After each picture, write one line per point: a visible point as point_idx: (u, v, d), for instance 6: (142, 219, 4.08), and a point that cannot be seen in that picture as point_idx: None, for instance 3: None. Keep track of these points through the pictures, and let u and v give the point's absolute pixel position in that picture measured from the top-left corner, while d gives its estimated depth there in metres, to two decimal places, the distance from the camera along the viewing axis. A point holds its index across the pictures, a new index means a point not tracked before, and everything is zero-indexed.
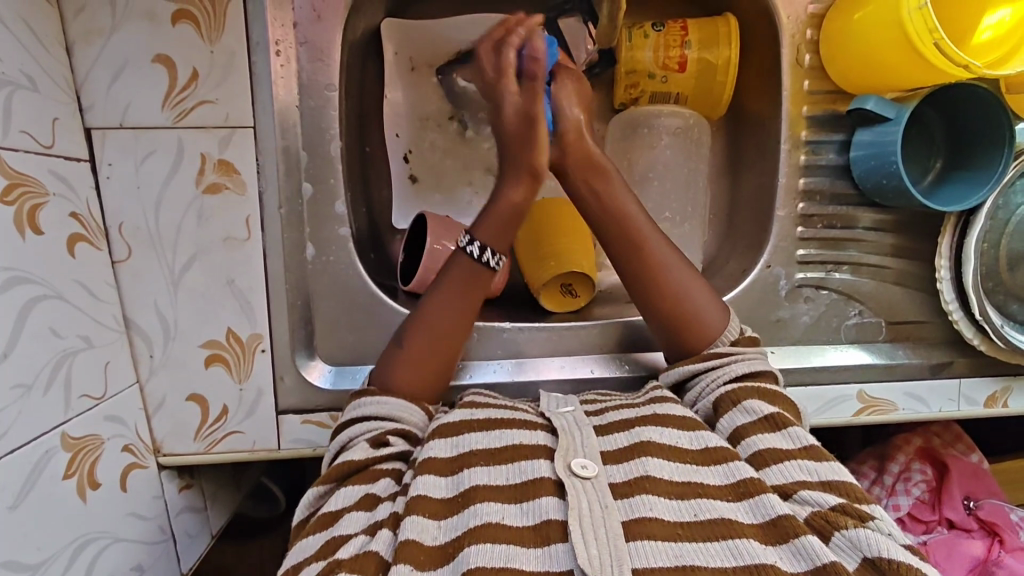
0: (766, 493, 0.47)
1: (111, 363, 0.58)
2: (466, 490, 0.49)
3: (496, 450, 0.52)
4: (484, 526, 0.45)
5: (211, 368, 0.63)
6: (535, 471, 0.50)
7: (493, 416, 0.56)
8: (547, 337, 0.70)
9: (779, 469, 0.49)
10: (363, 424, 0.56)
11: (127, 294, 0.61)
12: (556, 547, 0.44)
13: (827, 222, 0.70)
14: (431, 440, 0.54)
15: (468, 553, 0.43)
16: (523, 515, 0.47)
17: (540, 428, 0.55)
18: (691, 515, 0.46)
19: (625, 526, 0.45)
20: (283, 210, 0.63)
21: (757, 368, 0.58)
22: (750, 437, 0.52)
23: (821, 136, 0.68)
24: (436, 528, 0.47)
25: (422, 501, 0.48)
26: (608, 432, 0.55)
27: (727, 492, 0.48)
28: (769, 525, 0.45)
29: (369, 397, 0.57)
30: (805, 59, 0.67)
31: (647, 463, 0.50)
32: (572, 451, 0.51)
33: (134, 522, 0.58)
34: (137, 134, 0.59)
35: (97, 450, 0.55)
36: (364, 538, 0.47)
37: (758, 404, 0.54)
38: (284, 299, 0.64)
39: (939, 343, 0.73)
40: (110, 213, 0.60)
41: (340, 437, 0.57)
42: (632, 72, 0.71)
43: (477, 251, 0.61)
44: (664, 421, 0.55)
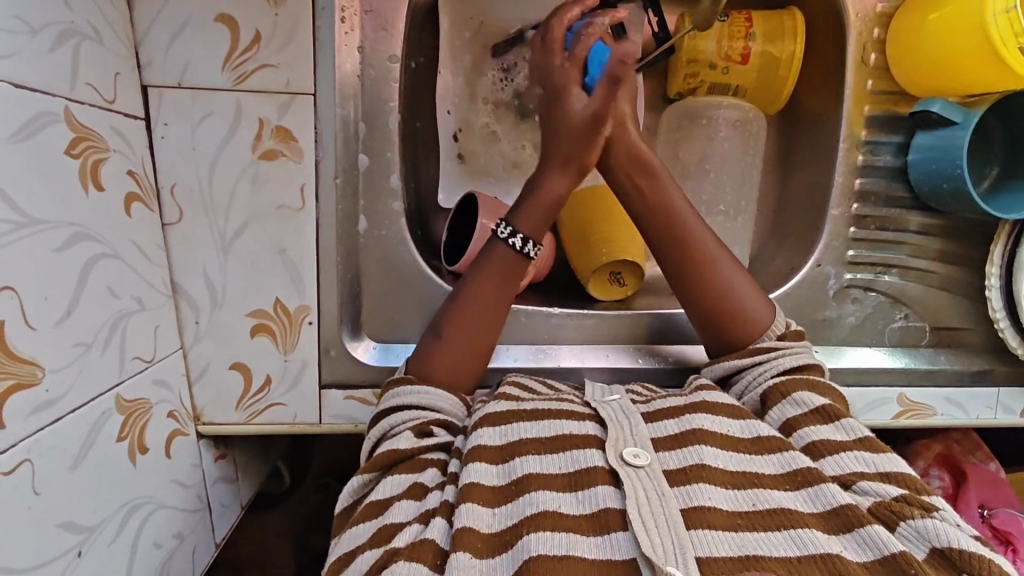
0: (826, 482, 0.47)
1: (160, 327, 0.57)
2: (520, 479, 0.49)
3: (548, 441, 0.52)
4: (543, 515, 0.45)
5: (256, 338, 0.62)
6: (588, 460, 0.50)
7: (542, 406, 0.56)
8: (592, 325, 0.70)
9: (835, 459, 0.49)
10: (405, 412, 0.56)
11: (176, 258, 0.60)
12: (617, 535, 0.44)
13: (880, 223, 0.69)
14: (480, 428, 0.53)
15: (526, 543, 0.43)
16: (579, 504, 0.47)
17: (587, 418, 0.55)
18: (749, 505, 0.46)
19: (686, 513, 0.45)
20: (338, 181, 0.62)
21: (804, 361, 0.58)
22: (804, 428, 0.52)
23: (880, 136, 0.68)
24: (491, 516, 0.47)
25: (476, 489, 0.48)
26: (656, 419, 0.55)
27: (783, 481, 0.48)
28: (832, 514, 0.45)
29: (409, 387, 0.57)
30: (870, 58, 0.67)
31: (701, 451, 0.50)
32: (622, 441, 0.51)
33: (177, 490, 0.57)
34: (195, 95, 0.58)
35: (146, 415, 0.53)
36: (418, 527, 0.47)
37: (808, 396, 0.54)
38: (335, 272, 0.63)
39: (980, 350, 0.73)
40: (163, 174, 0.58)
41: (380, 426, 0.56)
42: (694, 61, 0.69)
43: (513, 240, 0.60)
44: (713, 409, 0.54)
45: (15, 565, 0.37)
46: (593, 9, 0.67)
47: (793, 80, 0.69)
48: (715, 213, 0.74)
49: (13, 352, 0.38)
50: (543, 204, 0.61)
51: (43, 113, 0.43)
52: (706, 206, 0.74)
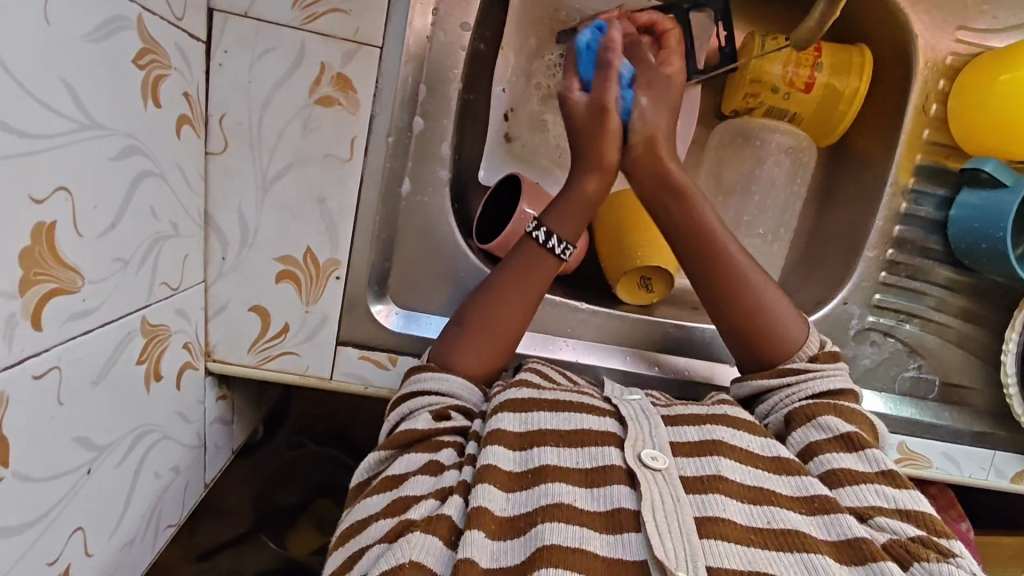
0: (841, 512, 0.47)
1: (189, 256, 0.56)
2: (537, 469, 0.49)
3: (568, 433, 0.52)
4: (557, 506, 0.46)
5: (281, 284, 0.61)
6: (606, 458, 0.50)
7: (563, 395, 0.56)
8: (615, 326, 0.70)
9: (853, 491, 0.49)
10: (425, 396, 0.56)
11: (213, 189, 0.59)
12: (628, 535, 0.45)
13: (911, 272, 0.70)
14: (501, 414, 0.53)
15: (541, 531, 0.44)
16: (595, 499, 0.47)
17: (608, 414, 0.55)
18: (762, 522, 0.46)
19: (699, 521, 0.46)
20: (389, 139, 0.61)
21: (837, 385, 0.58)
22: (824, 455, 0.52)
23: (926, 187, 0.69)
24: (505, 501, 0.47)
25: (492, 472, 0.49)
26: (676, 422, 0.55)
27: (799, 505, 0.48)
28: (845, 545, 0.45)
29: (431, 373, 0.57)
30: (931, 108, 0.67)
31: (718, 463, 0.50)
32: (641, 442, 0.51)
33: (180, 424, 0.56)
34: (261, 28, 0.56)
35: (165, 341, 0.52)
36: (434, 501, 0.48)
37: (835, 422, 0.54)
38: (370, 231, 0.62)
39: (983, 412, 0.74)
40: (214, 102, 0.57)
41: (397, 409, 0.57)
42: (757, 81, 0.69)
43: (552, 242, 0.61)
44: (735, 423, 0.54)
45: (30, 474, 0.36)
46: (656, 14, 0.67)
47: (853, 116, 0.69)
48: (754, 234, 0.76)
49: (61, 258, 0.37)
50: (576, 203, 0.63)
51: (119, 17, 0.42)
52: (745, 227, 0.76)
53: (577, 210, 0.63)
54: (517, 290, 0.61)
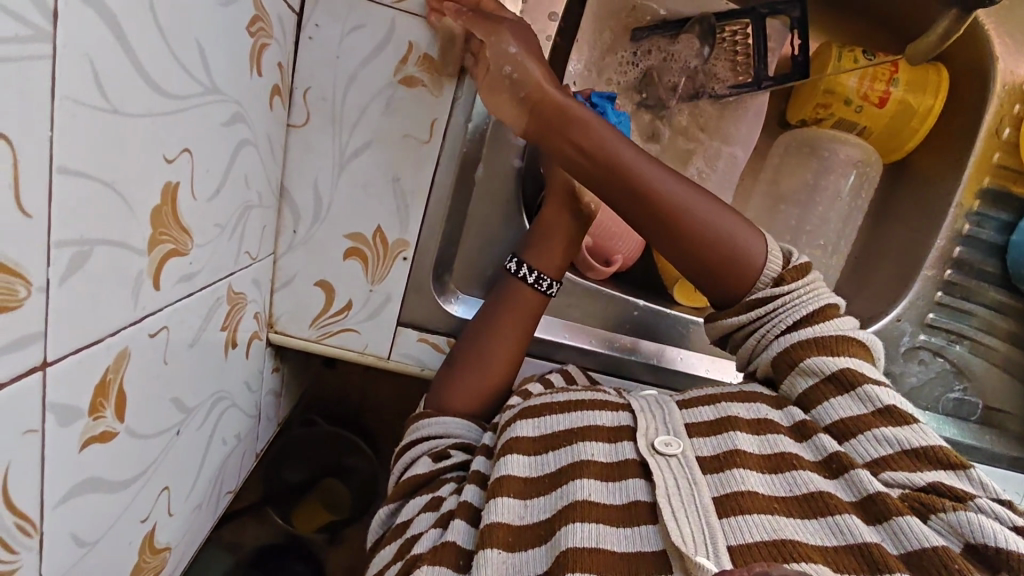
0: (859, 468, 0.47)
1: (267, 227, 0.55)
2: (554, 472, 0.51)
3: (579, 430, 0.53)
4: (577, 505, 0.47)
5: (348, 261, 0.62)
6: (622, 453, 0.51)
7: (578, 395, 0.57)
8: (670, 326, 0.72)
9: (864, 441, 0.49)
10: (426, 441, 0.60)
11: (291, 162, 0.59)
12: (646, 528, 0.46)
13: (965, 293, 0.71)
14: (517, 422, 0.56)
15: (563, 534, 0.46)
16: (611, 493, 0.49)
17: (621, 409, 0.56)
18: (785, 491, 0.47)
19: (718, 501, 0.46)
20: (467, 124, 0.61)
21: (817, 307, 0.54)
22: (823, 404, 0.51)
23: (989, 211, 0.69)
24: (523, 508, 0.49)
25: (505, 483, 0.50)
26: (692, 405, 0.55)
27: (819, 468, 0.49)
28: (865, 504, 0.45)
29: (429, 420, 0.61)
30: (1003, 131, 0.67)
31: (736, 438, 0.50)
32: (655, 430, 0.52)
33: (246, 392, 0.57)
34: (353, 3, 0.56)
35: (240, 310, 0.52)
36: (437, 530, 0.51)
37: (821, 362, 0.52)
38: (440, 215, 0.62)
39: (1020, 438, 0.75)
40: (300, 75, 0.57)
41: (403, 459, 0.61)
42: (830, 92, 0.69)
43: (524, 272, 0.63)
44: (750, 398, 0.54)
45: (137, 430, 0.36)
46: (736, 17, 0.68)
47: (924, 135, 0.69)
48: (814, 245, 0.74)
49: (178, 219, 0.37)
50: (554, 237, 0.63)
51: None
52: (806, 237, 0.73)
53: (557, 244, 0.64)
54: (505, 325, 0.62)
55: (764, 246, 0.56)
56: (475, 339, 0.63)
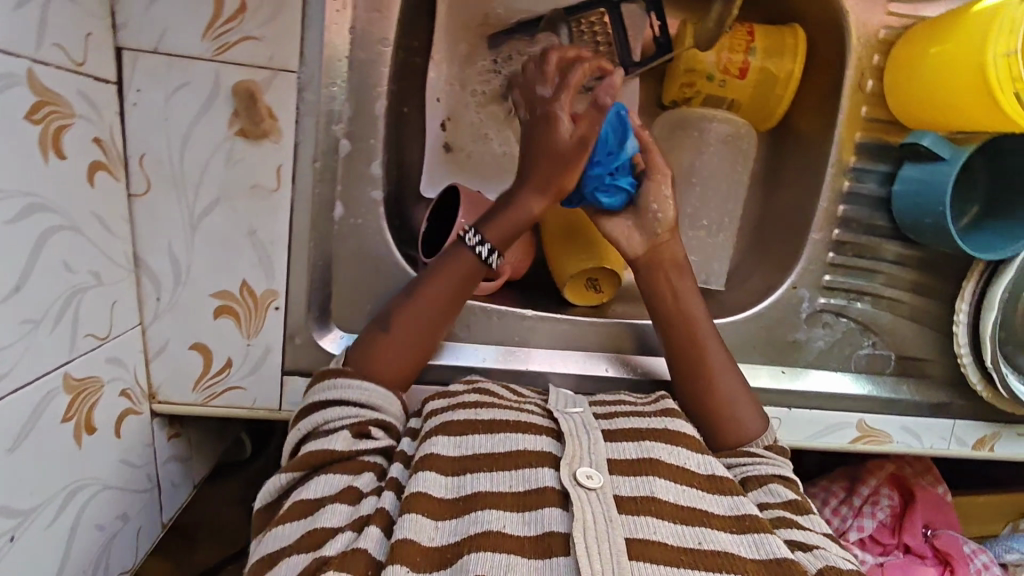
0: (771, 534, 0.49)
1: (118, 302, 0.55)
2: (468, 497, 0.50)
3: (501, 456, 0.53)
4: (485, 534, 0.46)
5: (219, 319, 0.60)
6: (539, 480, 0.51)
7: (500, 416, 0.57)
8: (566, 330, 0.69)
9: (797, 532, 0.52)
10: (348, 407, 0.56)
11: (140, 231, 0.57)
12: (557, 559, 0.46)
13: (858, 251, 0.70)
14: (435, 436, 0.54)
15: (468, 561, 0.45)
16: (526, 524, 0.48)
17: (547, 433, 0.56)
18: (693, 542, 0.48)
19: (628, 543, 0.47)
20: (316, 164, 0.59)
21: (779, 470, 0.59)
22: (771, 509, 0.55)
23: (868, 164, 0.67)
24: (434, 530, 0.48)
25: (421, 501, 0.49)
26: (616, 439, 0.56)
27: (729, 524, 0.50)
28: (774, 563, 0.47)
29: (351, 381, 0.57)
30: (867, 85, 0.65)
31: (652, 484, 0.52)
32: (579, 459, 0.52)
33: (124, 469, 0.56)
34: (171, 62, 0.54)
35: (95, 394, 0.52)
36: (350, 534, 0.48)
37: (781, 489, 0.56)
38: (306, 260, 0.61)
39: (942, 384, 0.74)
40: (132, 143, 0.55)
41: (306, 422, 0.56)
42: (692, 70, 0.68)
43: (479, 246, 0.62)
44: (674, 439, 0.56)
45: None
46: (590, 7, 0.67)
47: (789, 100, 0.68)
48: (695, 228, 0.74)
49: None
50: (517, 219, 0.63)
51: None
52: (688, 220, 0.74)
53: (511, 220, 0.64)
54: (437, 290, 0.62)
55: (761, 421, 0.63)
56: (403, 306, 0.61)
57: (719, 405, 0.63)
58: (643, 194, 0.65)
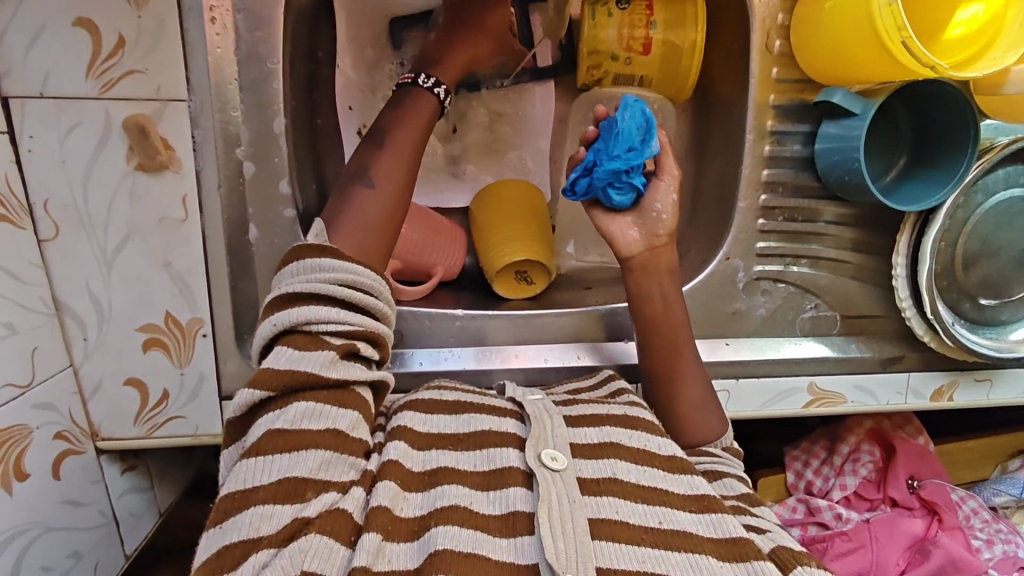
0: (726, 512, 0.51)
1: (39, 348, 0.55)
2: (436, 471, 0.52)
3: (465, 437, 0.55)
4: (452, 510, 0.48)
5: (149, 352, 0.61)
6: (505, 460, 0.53)
7: (466, 399, 0.59)
8: (506, 324, 0.69)
9: (752, 517, 0.54)
10: (326, 304, 0.52)
11: (56, 275, 0.58)
12: (523, 539, 0.47)
13: (789, 215, 0.68)
14: (405, 411, 0.56)
15: (434, 535, 0.46)
16: (491, 503, 0.50)
17: (510, 416, 0.58)
18: (654, 522, 0.50)
19: (592, 523, 0.48)
20: (223, 189, 0.60)
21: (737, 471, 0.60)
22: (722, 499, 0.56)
23: (788, 126, 0.66)
24: (407, 503, 0.49)
25: (392, 469, 0.50)
26: (578, 423, 0.57)
27: (690, 502, 0.52)
28: (730, 542, 0.49)
29: (331, 262, 0.53)
30: (774, 45, 0.64)
31: (614, 466, 0.53)
32: (543, 441, 0.53)
33: (70, 510, 0.57)
34: (59, 106, 0.55)
35: (24, 441, 0.53)
36: (335, 496, 0.47)
37: (734, 483, 0.58)
38: (226, 285, 0.61)
39: (892, 338, 0.73)
40: (33, 190, 0.56)
41: (286, 312, 0.51)
42: (595, 53, 0.69)
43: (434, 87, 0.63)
44: (632, 424, 0.57)
45: None
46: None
47: (697, 69, 0.68)
48: None
49: None
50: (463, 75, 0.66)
51: None
52: None
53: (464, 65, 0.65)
54: (408, 169, 0.61)
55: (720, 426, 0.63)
56: (362, 197, 0.58)
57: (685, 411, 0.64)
58: (647, 194, 0.65)
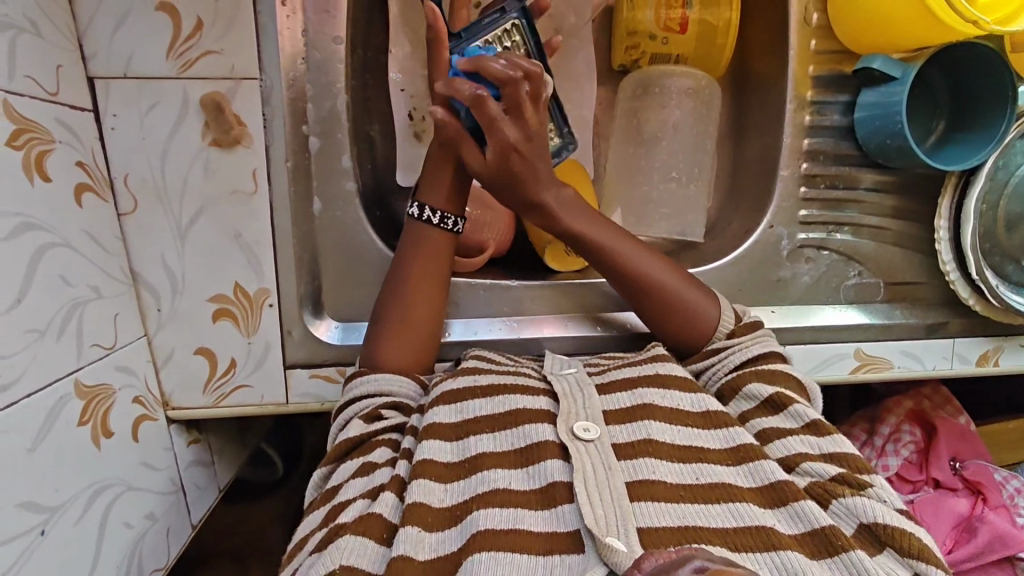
0: (766, 459, 0.49)
1: (119, 314, 0.58)
2: (472, 456, 0.50)
3: (500, 416, 0.52)
4: (493, 492, 0.46)
5: (218, 323, 0.64)
6: (539, 434, 0.50)
7: (496, 380, 0.56)
8: (552, 295, 0.71)
9: (781, 443, 0.51)
10: (355, 403, 0.58)
11: (133, 247, 0.61)
12: (562, 508, 0.45)
13: (830, 182, 0.70)
14: (435, 407, 0.54)
15: (476, 517, 0.44)
16: (529, 479, 0.47)
17: (542, 394, 0.55)
18: (693, 479, 0.47)
19: (629, 486, 0.46)
20: (290, 163, 0.63)
21: (757, 352, 0.59)
22: (754, 421, 0.54)
23: (827, 96, 0.69)
24: (443, 492, 0.48)
25: (427, 466, 0.49)
26: (610, 391, 0.55)
27: (728, 457, 0.49)
28: (768, 488, 0.47)
29: (368, 376, 0.58)
30: (812, 18, 0.67)
31: (648, 427, 0.51)
32: (574, 415, 0.51)
33: (147, 473, 0.60)
34: (141, 85, 0.58)
35: (109, 400, 0.55)
36: (365, 501, 0.48)
37: (758, 389, 0.55)
38: (292, 255, 0.64)
39: (935, 304, 0.74)
40: (115, 165, 0.59)
41: (340, 417, 0.58)
42: (634, 33, 0.71)
43: (428, 215, 0.62)
44: (663, 382, 0.55)
45: None
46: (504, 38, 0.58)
47: (731, 47, 0.71)
48: (668, 180, 0.74)
49: None
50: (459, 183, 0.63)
51: None
52: (658, 174, 0.74)
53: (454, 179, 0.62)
54: (407, 308, 0.61)
55: (716, 309, 0.62)
56: (370, 355, 0.60)
57: (683, 314, 0.62)
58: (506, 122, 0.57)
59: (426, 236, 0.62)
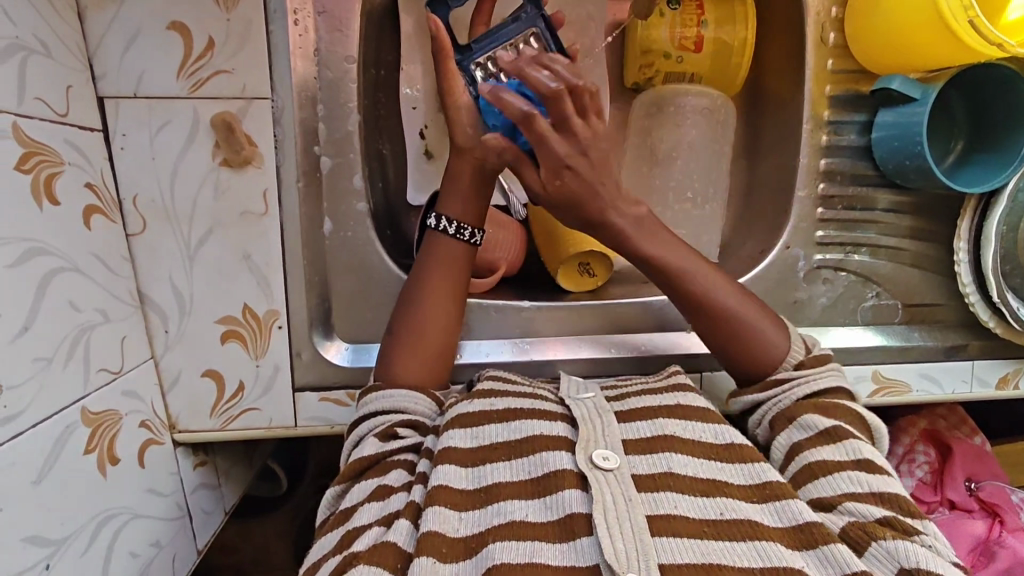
0: (794, 498, 0.46)
1: (127, 338, 0.57)
2: (489, 486, 0.48)
3: (514, 443, 0.51)
4: (510, 524, 0.45)
5: (226, 345, 0.63)
6: (556, 462, 0.49)
7: (514, 404, 0.55)
8: (565, 316, 0.70)
9: (827, 481, 0.49)
10: (371, 419, 0.56)
11: (142, 268, 0.60)
12: (583, 541, 0.43)
13: (847, 203, 0.69)
14: (451, 430, 0.53)
15: (491, 550, 0.43)
16: (546, 509, 0.46)
17: (559, 419, 0.54)
18: (716, 514, 0.45)
19: (651, 519, 0.45)
20: (301, 183, 0.62)
21: (825, 385, 0.57)
22: (804, 452, 0.51)
23: (843, 116, 0.68)
24: (458, 521, 0.46)
25: (443, 493, 0.47)
26: (634, 417, 0.54)
27: (751, 494, 0.47)
28: (797, 530, 0.44)
29: (379, 393, 0.57)
30: (829, 37, 0.66)
31: (670, 459, 0.49)
32: (594, 442, 0.50)
33: (153, 499, 0.58)
34: (152, 104, 0.57)
35: (115, 426, 0.54)
36: (379, 529, 0.47)
37: (814, 419, 0.53)
38: (302, 276, 0.63)
39: (953, 325, 0.73)
40: (124, 185, 0.58)
41: (353, 434, 0.57)
42: (648, 52, 0.70)
43: (444, 225, 0.62)
44: (683, 414, 0.54)
45: None
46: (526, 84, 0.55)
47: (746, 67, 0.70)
48: (682, 199, 0.74)
49: None
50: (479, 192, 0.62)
51: None
52: (673, 193, 0.73)
53: (469, 190, 0.62)
54: (428, 304, 0.61)
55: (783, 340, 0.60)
56: (389, 347, 0.60)
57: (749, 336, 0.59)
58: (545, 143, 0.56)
59: (442, 246, 0.62)
